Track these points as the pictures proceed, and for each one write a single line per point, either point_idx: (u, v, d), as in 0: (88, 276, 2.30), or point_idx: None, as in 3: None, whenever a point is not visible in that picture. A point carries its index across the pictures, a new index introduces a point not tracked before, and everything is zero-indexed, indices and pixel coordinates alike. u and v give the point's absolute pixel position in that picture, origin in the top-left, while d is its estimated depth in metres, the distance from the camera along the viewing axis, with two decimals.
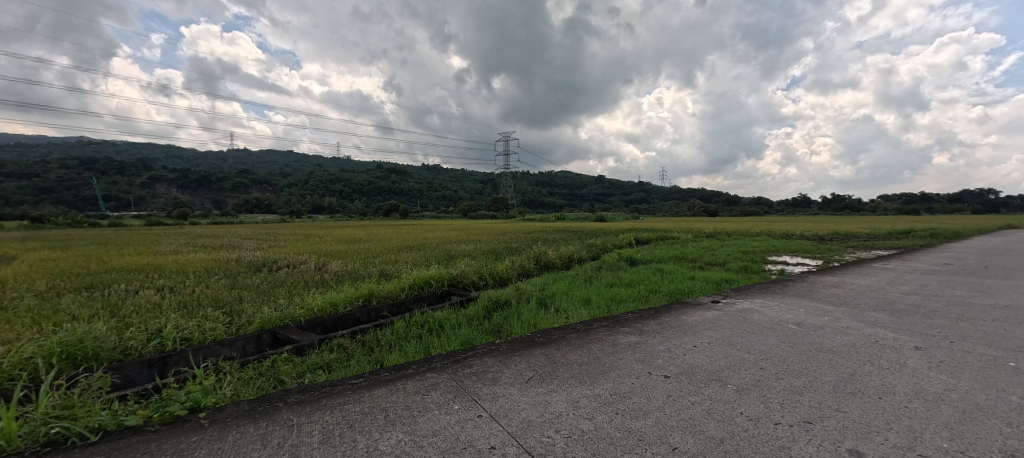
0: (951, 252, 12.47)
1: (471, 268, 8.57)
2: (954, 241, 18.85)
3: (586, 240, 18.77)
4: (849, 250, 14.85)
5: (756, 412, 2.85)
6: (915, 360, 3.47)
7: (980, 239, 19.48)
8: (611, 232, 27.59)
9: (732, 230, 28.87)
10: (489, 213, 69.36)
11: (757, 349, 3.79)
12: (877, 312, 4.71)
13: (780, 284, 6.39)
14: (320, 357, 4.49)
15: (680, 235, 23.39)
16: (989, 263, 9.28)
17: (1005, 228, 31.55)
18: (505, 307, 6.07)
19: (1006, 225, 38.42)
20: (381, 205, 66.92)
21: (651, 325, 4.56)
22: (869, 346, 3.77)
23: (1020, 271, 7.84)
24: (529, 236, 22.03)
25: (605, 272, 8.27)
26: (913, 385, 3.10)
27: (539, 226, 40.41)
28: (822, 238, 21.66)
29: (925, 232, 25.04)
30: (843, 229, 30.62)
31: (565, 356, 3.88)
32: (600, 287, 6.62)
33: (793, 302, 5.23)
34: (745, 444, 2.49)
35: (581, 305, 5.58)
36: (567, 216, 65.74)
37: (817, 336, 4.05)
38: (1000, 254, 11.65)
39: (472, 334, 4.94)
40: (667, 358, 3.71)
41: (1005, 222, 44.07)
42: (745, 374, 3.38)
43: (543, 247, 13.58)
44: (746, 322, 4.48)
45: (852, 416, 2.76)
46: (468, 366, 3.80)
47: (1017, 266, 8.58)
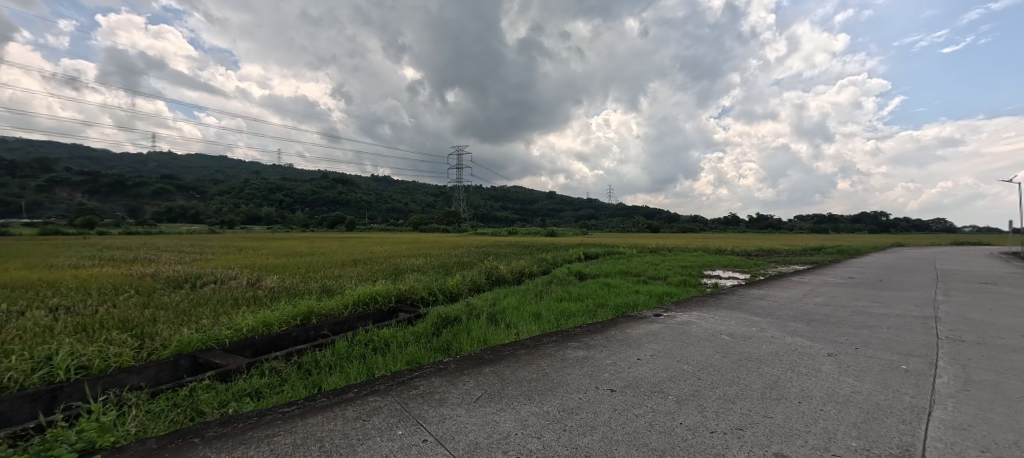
0: (852, 267, 14.19)
1: (420, 283, 8.30)
2: (853, 256, 21.53)
3: (537, 254, 19.03)
4: (771, 264, 16.39)
5: (694, 422, 2.97)
6: (828, 366, 3.84)
7: (873, 256, 22.45)
8: (560, 246, 28.27)
9: (671, 246, 30.88)
10: (442, 226, 68.41)
11: (694, 360, 4.00)
12: (796, 322, 5.18)
13: (715, 297, 6.85)
14: (247, 383, 4.06)
15: (626, 249, 24.56)
16: (883, 277, 10.66)
17: (890, 246, 36.79)
18: (455, 324, 5.92)
19: (891, 243, 44.72)
20: (327, 217, 63.58)
21: (598, 339, 4.66)
22: (790, 354, 4.13)
23: (906, 284, 9.07)
24: (481, 250, 21.90)
25: (555, 286, 8.41)
26: (826, 388, 3.41)
27: (492, 240, 40.37)
28: (748, 253, 23.71)
29: (830, 249, 28.41)
30: (765, 246, 33.93)
31: (514, 373, 3.84)
32: (550, 302, 6.69)
33: (726, 314, 5.60)
34: (684, 454, 2.58)
35: (532, 320, 5.58)
36: (519, 230, 66.63)
37: (746, 345, 4.36)
38: (888, 269, 13.47)
39: (420, 352, 4.74)
40: (613, 372, 3.80)
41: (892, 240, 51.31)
42: (684, 385, 3.53)
43: (495, 261, 13.57)
44: (685, 334, 4.72)
45: (777, 421, 2.97)
46: (414, 387, 3.63)
47: (903, 280, 9.94)
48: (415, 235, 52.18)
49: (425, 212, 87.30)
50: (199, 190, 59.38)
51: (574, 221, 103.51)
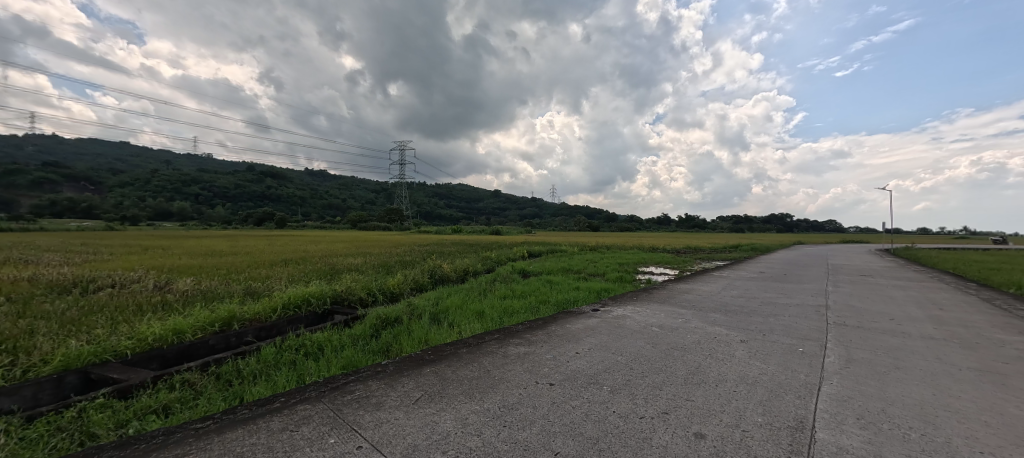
0: (762, 262, 15.93)
1: (358, 284, 7.92)
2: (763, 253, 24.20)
3: (481, 253, 18.97)
4: (697, 260, 17.89)
5: (625, 409, 3.14)
6: (741, 351, 4.26)
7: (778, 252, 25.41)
8: (504, 245, 28.50)
9: (609, 244, 32.45)
10: (386, 225, 65.92)
11: (627, 351, 4.23)
12: (716, 313, 5.68)
13: (647, 291, 7.30)
14: (153, 399, 3.59)
15: (568, 247, 25.35)
16: (787, 271, 12.11)
17: (792, 244, 41.84)
18: (395, 324, 5.71)
19: (794, 241, 50.80)
20: (255, 213, 58.40)
21: (539, 335, 4.76)
22: (711, 342, 4.52)
23: (804, 277, 10.39)
24: (424, 249, 21.39)
25: (499, 284, 8.45)
26: (739, 371, 3.78)
27: (436, 239, 39.64)
28: (676, 251, 25.64)
29: (746, 246, 31.65)
30: (692, 243, 37.03)
31: (456, 372, 3.79)
32: (494, 299, 6.72)
33: (657, 307, 6.00)
34: (616, 440, 2.71)
35: (475, 319, 5.56)
36: (465, 229, 66.19)
37: (674, 336, 4.71)
38: (790, 264, 15.31)
39: (356, 355, 4.51)
40: (553, 366, 3.91)
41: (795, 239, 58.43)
42: (618, 375, 3.72)
43: (439, 260, 13.33)
44: (620, 328, 4.98)
45: (697, 403, 3.24)
46: (349, 392, 3.44)
47: (802, 273, 11.37)
48: (354, 233, 49.60)
49: (368, 209, 83.50)
50: (95, 181, 51.51)
51: (521, 220, 104.95)
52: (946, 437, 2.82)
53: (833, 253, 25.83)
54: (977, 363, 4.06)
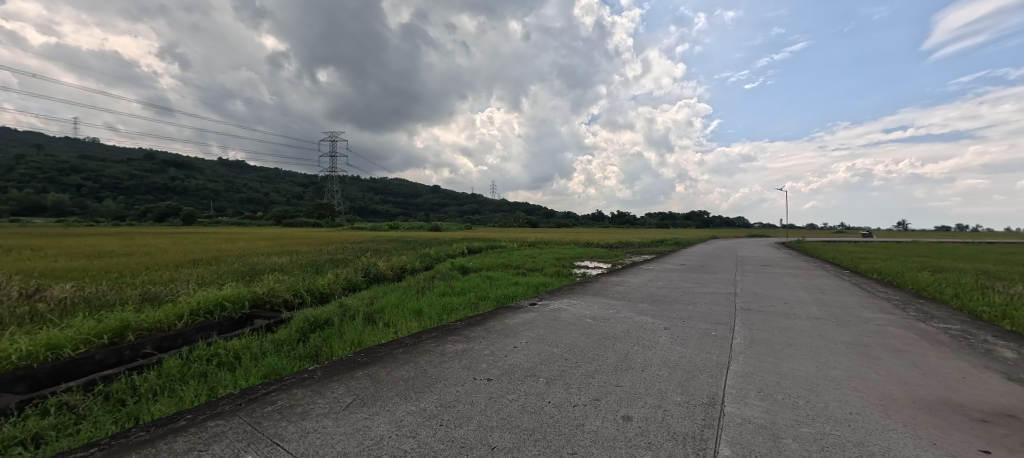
0: (684, 255, 17.48)
1: (282, 285, 7.31)
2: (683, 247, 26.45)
3: (419, 250, 18.48)
4: (627, 255, 19.07)
5: (560, 399, 3.26)
6: (664, 337, 4.63)
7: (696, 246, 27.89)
8: (444, 241, 28.05)
9: (547, 240, 33.36)
10: (317, 221, 61.59)
11: (562, 343, 4.39)
12: (644, 303, 6.11)
13: (583, 285, 7.64)
14: (18, 429, 2.99)
15: (508, 243, 25.61)
16: (703, 263, 13.41)
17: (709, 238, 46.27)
18: (324, 327, 5.37)
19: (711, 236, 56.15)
20: (157, 207, 51.27)
21: (477, 331, 4.76)
22: (638, 330, 4.85)
23: (718, 268, 11.56)
24: (358, 247, 20.37)
25: (438, 282, 8.31)
26: (662, 356, 4.11)
27: (372, 236, 37.81)
28: (609, 245, 27.03)
29: (671, 241, 34.29)
30: (623, 238, 39.38)
31: (390, 374, 3.66)
32: (432, 297, 6.59)
33: (592, 300, 6.30)
34: (550, 429, 2.80)
35: (413, 317, 5.41)
36: (404, 225, 63.96)
37: (606, 326, 4.97)
38: (706, 257, 16.91)
39: (280, 362, 4.17)
40: (491, 361, 3.93)
41: (712, 234, 64.56)
42: (553, 367, 3.85)
43: (373, 258, 12.75)
44: (557, 320, 5.14)
45: (625, 388, 3.46)
46: (270, 403, 3.16)
47: (716, 265, 12.66)
48: (278, 229, 45.62)
49: (296, 205, 77.30)
50: None
51: (464, 217, 104.06)
52: (825, 401, 3.31)
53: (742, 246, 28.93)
54: (849, 337, 4.81)
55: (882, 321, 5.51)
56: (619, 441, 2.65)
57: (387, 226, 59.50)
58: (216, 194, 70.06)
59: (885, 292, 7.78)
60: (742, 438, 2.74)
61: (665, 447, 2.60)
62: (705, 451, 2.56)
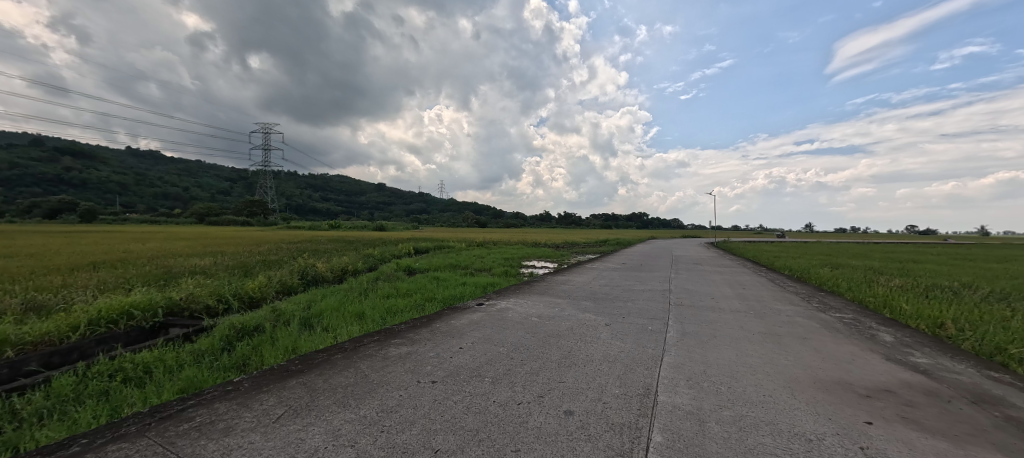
0: (625, 255, 18.44)
1: (203, 289, 6.64)
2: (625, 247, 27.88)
3: (362, 250, 17.70)
4: (573, 254, 19.74)
5: (505, 397, 3.29)
6: (605, 333, 4.85)
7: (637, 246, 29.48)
8: (390, 241, 27.18)
9: (496, 240, 33.39)
10: (249, 219, 56.82)
11: (508, 342, 4.43)
12: (588, 301, 6.35)
13: (529, 284, 7.78)
14: None
15: (456, 243, 25.34)
16: (642, 262, 14.25)
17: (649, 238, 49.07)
18: (254, 334, 4.96)
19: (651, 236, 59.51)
20: (49, 202, 44.31)
21: (423, 333, 4.66)
22: (581, 327, 5.03)
23: (655, 266, 12.32)
24: (295, 248, 19.10)
25: (382, 283, 8.03)
26: (603, 351, 4.30)
27: (311, 236, 35.56)
28: (556, 245, 27.71)
29: (614, 241, 35.92)
30: (570, 238, 40.50)
31: (328, 381, 3.46)
32: (375, 299, 6.36)
33: (538, 298, 6.43)
34: (495, 428, 2.81)
35: (354, 321, 5.17)
36: (348, 224, 60.85)
37: (550, 324, 5.11)
38: (645, 256, 17.93)
39: (200, 374, 3.79)
40: (436, 363, 3.87)
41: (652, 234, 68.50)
42: (499, 366, 3.88)
43: (311, 259, 11.97)
44: (503, 320, 5.19)
45: (568, 383, 3.58)
46: (187, 420, 2.86)
47: (654, 264, 13.50)
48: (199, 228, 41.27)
49: (225, 201, 70.62)
50: None
51: (414, 216, 101.35)
52: (743, 386, 3.66)
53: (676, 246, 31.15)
54: (765, 327, 5.36)
55: (791, 312, 6.21)
56: (562, 435, 2.73)
57: (330, 225, 56.37)
58: (126, 187, 61.97)
59: (794, 287, 8.77)
60: (673, 424, 2.95)
61: (603, 438, 2.72)
62: (640, 438, 2.72)
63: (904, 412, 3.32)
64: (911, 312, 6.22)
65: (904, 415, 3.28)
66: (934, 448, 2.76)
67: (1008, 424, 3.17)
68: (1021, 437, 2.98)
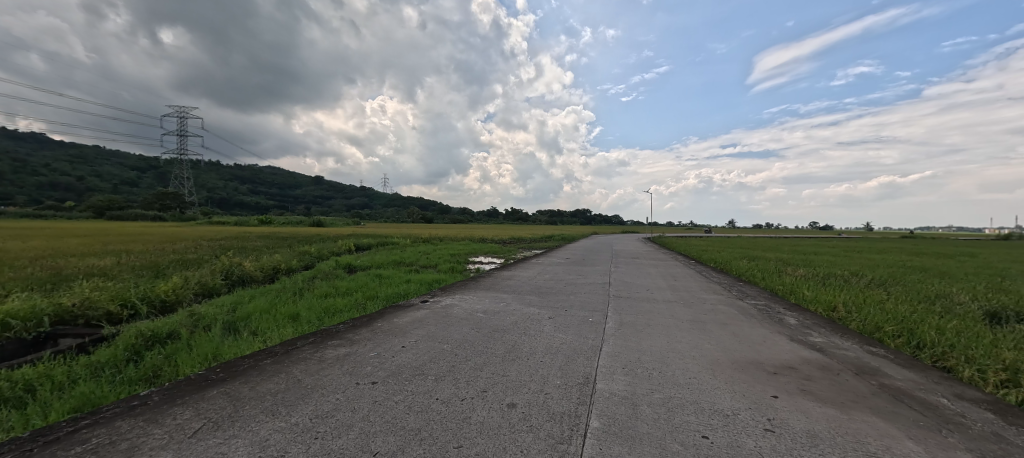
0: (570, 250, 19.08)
1: (103, 294, 5.84)
2: (569, 242, 28.76)
3: (298, 247, 16.61)
4: (520, 250, 20.02)
5: (448, 394, 3.28)
6: (548, 326, 5.01)
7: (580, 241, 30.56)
8: (328, 237, 25.69)
9: (443, 236, 32.88)
10: (164, 213, 50.70)
11: (452, 339, 4.41)
12: (532, 295, 6.50)
13: (475, 280, 7.79)
14: None
15: (401, 240, 24.54)
16: (585, 257, 14.85)
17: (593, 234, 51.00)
18: (167, 342, 4.47)
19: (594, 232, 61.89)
20: None
21: (362, 333, 4.49)
22: (526, 321, 5.14)
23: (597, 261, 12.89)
24: (218, 245, 17.39)
25: (319, 282, 7.60)
26: (546, 344, 4.43)
27: (236, 232, 32.50)
28: (504, 241, 27.90)
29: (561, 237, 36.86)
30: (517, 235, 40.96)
31: (254, 389, 3.22)
32: (311, 299, 6.02)
33: (484, 294, 6.46)
34: (437, 426, 2.79)
35: (286, 323, 4.86)
36: (282, 220, 56.51)
37: (495, 319, 5.16)
38: (588, 251, 18.67)
39: (98, 390, 3.34)
40: (376, 363, 3.76)
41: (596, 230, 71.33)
42: (442, 363, 3.85)
43: (236, 257, 10.98)
44: (448, 317, 5.16)
45: (511, 377, 3.64)
46: (80, 442, 2.51)
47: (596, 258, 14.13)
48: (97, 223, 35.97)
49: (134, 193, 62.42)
50: None
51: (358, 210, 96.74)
52: (672, 370, 3.96)
53: (617, 242, 32.83)
54: (692, 315, 5.84)
55: (714, 301, 6.83)
56: (504, 428, 2.78)
57: (262, 220, 52.09)
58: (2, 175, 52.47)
59: (718, 277, 9.65)
60: (609, 410, 3.12)
61: (544, 428, 2.81)
62: (578, 426, 2.85)
63: (803, 385, 3.80)
64: (811, 297, 7.11)
65: (803, 387, 3.75)
66: (825, 415, 3.18)
67: (881, 391, 3.75)
68: (891, 401, 3.54)
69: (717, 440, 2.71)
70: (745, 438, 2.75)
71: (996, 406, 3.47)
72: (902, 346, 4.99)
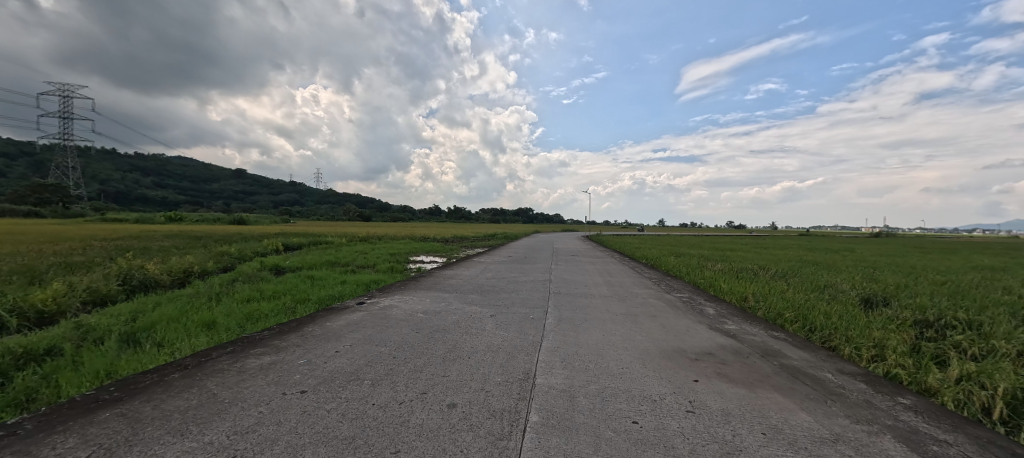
0: (513, 248, 19.35)
1: None
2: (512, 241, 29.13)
3: (214, 247, 15.02)
4: (463, 248, 19.92)
5: (385, 398, 3.19)
6: (489, 324, 5.05)
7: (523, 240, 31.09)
8: (252, 237, 23.52)
9: (383, 234, 31.71)
10: (41, 207, 42.91)
11: (390, 341, 4.28)
12: (475, 294, 6.51)
13: (416, 280, 7.60)
14: None
15: (335, 239, 23.12)
16: (527, 255, 15.17)
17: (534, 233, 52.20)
18: (44, 359, 3.82)
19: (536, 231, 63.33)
20: None
21: (291, 339, 4.20)
22: (467, 320, 5.14)
23: (538, 259, 13.25)
24: (111, 245, 15.11)
25: (241, 286, 6.96)
26: (488, 342, 4.46)
27: (135, 230, 28.38)
28: (446, 240, 27.49)
29: (503, 236, 37.20)
30: (459, 234, 40.58)
31: (159, 408, 2.86)
32: (231, 304, 5.49)
33: (425, 294, 6.34)
34: (373, 433, 2.69)
35: (199, 332, 4.39)
36: (198, 217, 50.61)
37: (436, 319, 5.09)
38: (529, 249, 19.04)
39: None
40: (306, 371, 3.53)
41: (539, 229, 72.93)
42: (380, 367, 3.72)
43: (136, 259, 9.65)
44: (387, 318, 5.00)
45: (452, 377, 3.62)
46: None
47: (537, 256, 14.50)
48: None
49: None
50: None
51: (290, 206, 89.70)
52: (606, 362, 4.20)
53: (558, 240, 33.82)
54: (625, 309, 6.23)
55: (645, 294, 7.34)
56: (444, 429, 2.76)
57: (172, 217, 46.24)
58: None
59: (648, 273, 10.37)
60: (548, 403, 3.22)
61: (485, 425, 2.84)
62: (517, 421, 2.91)
63: (719, 368, 4.23)
64: (727, 289, 7.92)
65: (718, 371, 4.18)
66: (737, 395, 3.57)
67: (781, 370, 4.29)
68: (789, 378, 4.06)
69: (646, 424, 2.92)
70: (669, 420, 3.00)
71: (868, 378, 4.13)
72: (798, 330, 5.75)
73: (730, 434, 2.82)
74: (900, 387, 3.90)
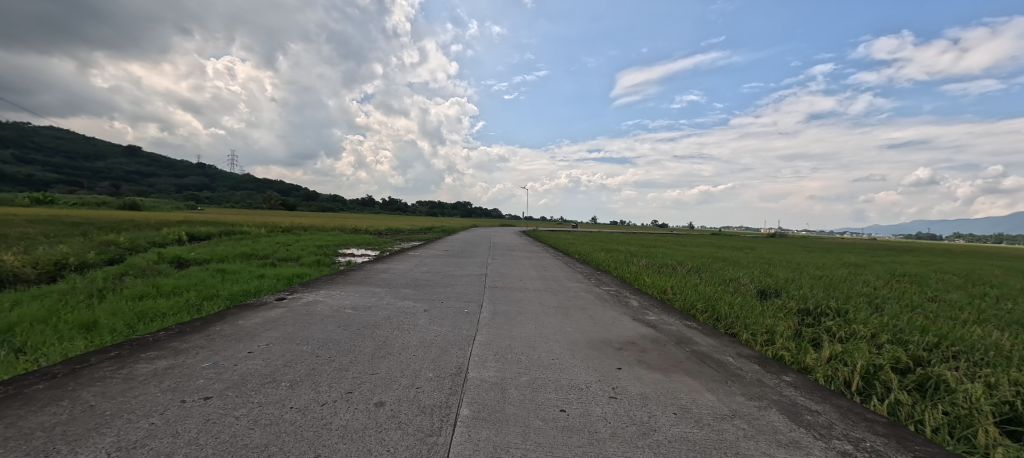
0: (450, 242, 19.17)
1: None
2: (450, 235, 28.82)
3: (96, 236, 12.85)
4: (398, 241, 19.25)
5: (306, 401, 3.01)
6: (423, 319, 4.98)
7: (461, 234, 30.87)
8: (145, 224, 20.48)
9: (309, 225, 29.46)
10: None
11: (314, 339, 4.04)
12: (408, 289, 6.35)
13: (345, 274, 7.22)
14: None
15: (252, 229, 20.96)
16: (465, 249, 15.09)
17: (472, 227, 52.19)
18: None
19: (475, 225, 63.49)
20: None
21: (194, 340, 3.78)
22: (399, 315, 5.01)
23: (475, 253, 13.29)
24: None
25: (134, 280, 6.09)
26: (420, 338, 4.39)
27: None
28: (380, 232, 26.42)
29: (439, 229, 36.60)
30: (393, 225, 39.07)
31: (15, 426, 2.42)
32: (117, 302, 4.77)
33: (354, 289, 6.06)
34: (290, 438, 2.54)
35: (75, 335, 3.77)
36: (75, 200, 42.85)
37: (366, 315, 4.90)
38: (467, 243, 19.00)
39: None
40: (212, 375, 3.21)
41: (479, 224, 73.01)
42: (300, 367, 3.49)
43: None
44: (310, 315, 4.70)
45: (380, 374, 3.52)
46: None
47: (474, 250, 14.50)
48: None
49: None
50: None
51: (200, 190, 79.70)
52: (537, 353, 4.36)
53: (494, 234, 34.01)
54: (557, 302, 6.50)
55: (577, 288, 7.71)
56: (370, 429, 2.68)
57: (40, 198, 38.74)
58: None
59: (581, 267, 10.88)
60: (479, 397, 3.27)
61: (414, 422, 2.81)
62: (448, 416, 2.92)
63: (639, 356, 4.60)
64: (649, 283, 8.58)
65: (638, 358, 4.54)
66: (653, 380, 3.92)
67: (691, 355, 4.79)
68: (697, 363, 4.55)
69: (572, 412, 3.10)
70: (593, 407, 3.21)
71: (761, 359, 4.76)
72: (707, 319, 6.44)
73: (646, 416, 3.09)
74: (785, 366, 4.55)
